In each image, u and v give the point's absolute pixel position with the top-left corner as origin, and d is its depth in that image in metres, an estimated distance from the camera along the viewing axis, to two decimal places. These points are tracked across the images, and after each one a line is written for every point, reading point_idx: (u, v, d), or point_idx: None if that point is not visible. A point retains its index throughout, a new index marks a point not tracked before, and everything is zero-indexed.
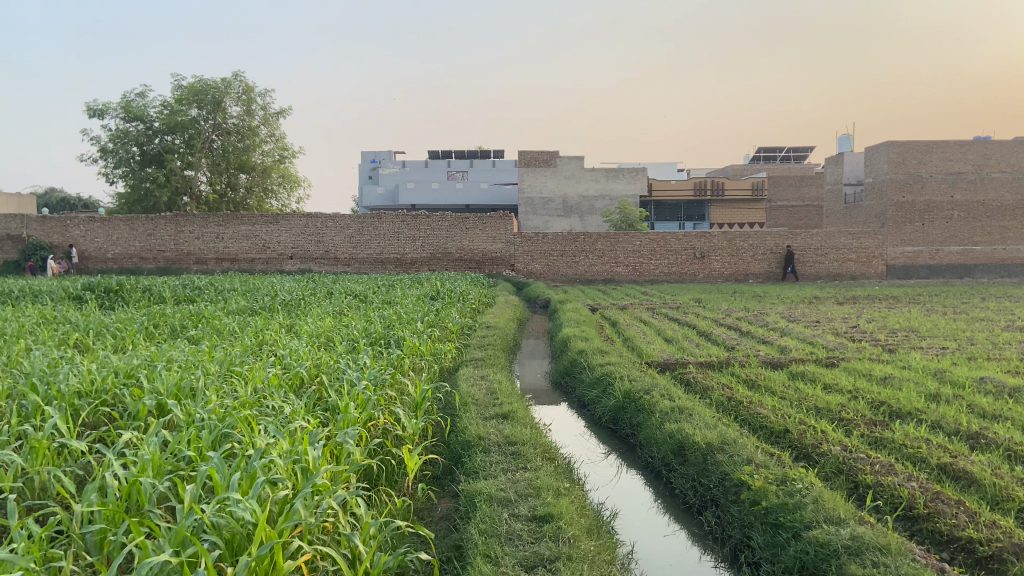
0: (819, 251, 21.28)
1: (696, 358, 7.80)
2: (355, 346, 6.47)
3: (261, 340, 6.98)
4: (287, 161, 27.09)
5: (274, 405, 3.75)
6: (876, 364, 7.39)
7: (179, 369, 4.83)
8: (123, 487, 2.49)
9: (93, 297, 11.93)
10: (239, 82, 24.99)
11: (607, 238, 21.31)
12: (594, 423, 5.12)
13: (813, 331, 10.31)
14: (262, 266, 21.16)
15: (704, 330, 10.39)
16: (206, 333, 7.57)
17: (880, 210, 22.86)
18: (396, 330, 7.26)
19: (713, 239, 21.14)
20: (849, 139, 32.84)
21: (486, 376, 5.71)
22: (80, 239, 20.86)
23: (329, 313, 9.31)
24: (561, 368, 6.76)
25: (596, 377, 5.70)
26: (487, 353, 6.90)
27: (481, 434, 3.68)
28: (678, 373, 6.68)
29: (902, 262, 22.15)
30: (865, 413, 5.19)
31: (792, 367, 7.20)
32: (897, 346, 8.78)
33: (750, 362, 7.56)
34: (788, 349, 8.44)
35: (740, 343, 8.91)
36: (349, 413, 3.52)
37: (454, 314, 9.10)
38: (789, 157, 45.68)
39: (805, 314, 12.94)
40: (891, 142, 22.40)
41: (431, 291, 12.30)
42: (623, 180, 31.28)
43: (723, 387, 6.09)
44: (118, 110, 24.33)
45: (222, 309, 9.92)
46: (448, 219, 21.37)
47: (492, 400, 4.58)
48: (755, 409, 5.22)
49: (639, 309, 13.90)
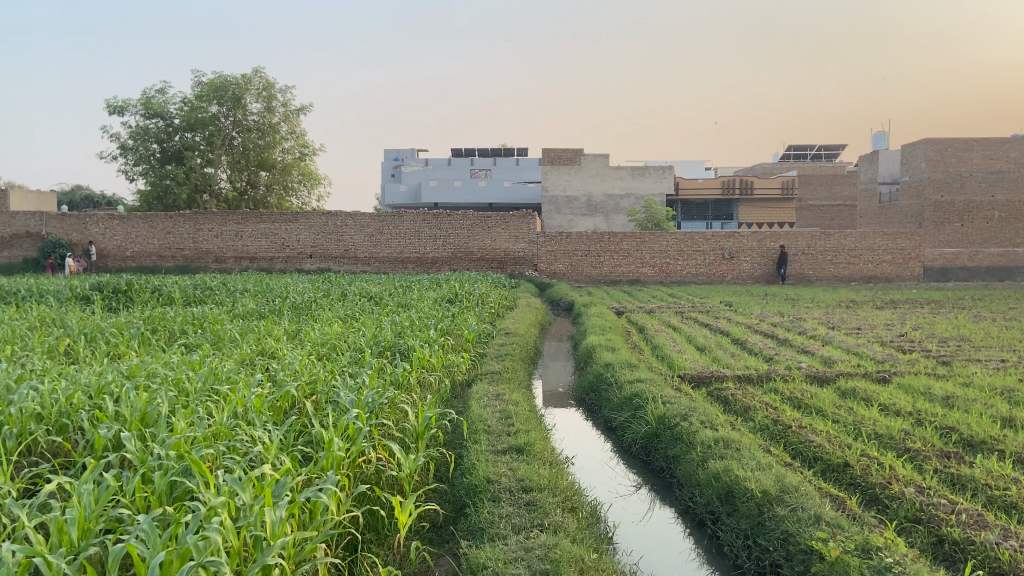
0: (853, 252, 20.46)
1: (732, 371, 7.14)
2: (359, 359, 5.92)
3: (261, 351, 6.45)
4: (308, 158, 26.70)
5: (251, 441, 3.23)
6: (932, 380, 6.69)
7: (157, 389, 4.32)
8: (23, 564, 1.99)
9: (101, 298, 11.55)
10: (259, 78, 24.64)
11: (632, 238, 20.64)
12: (623, 451, 4.52)
13: (855, 340, 9.60)
14: (281, 265, 20.75)
15: (738, 337, 9.75)
16: (205, 341, 7.10)
17: (917, 209, 21.93)
18: (406, 338, 6.74)
19: (743, 239, 20.36)
20: (884, 136, 31.74)
21: (501, 394, 5.12)
22: (99, 237, 20.59)
23: (338, 317, 8.77)
24: (585, 383, 6.15)
25: (625, 397, 5.08)
26: (505, 366, 6.33)
27: (489, 476, 3.12)
28: (715, 391, 6.06)
29: (940, 264, 21.21)
30: (934, 442, 4.53)
31: (840, 384, 6.51)
32: (951, 358, 8.04)
33: (793, 376, 6.88)
34: (832, 362, 7.75)
35: (779, 353, 8.24)
36: (332, 450, 2.98)
37: (471, 319, 8.52)
38: (820, 155, 44.55)
39: (845, 320, 12.19)
40: (929, 139, 21.44)
41: (449, 293, 11.74)
42: (650, 179, 30.55)
43: (768, 408, 5.44)
44: (138, 106, 24.08)
45: (228, 313, 9.43)
46: (469, 218, 20.84)
47: (507, 428, 4.00)
48: (807, 437, 4.58)
49: (667, 314, 13.26)
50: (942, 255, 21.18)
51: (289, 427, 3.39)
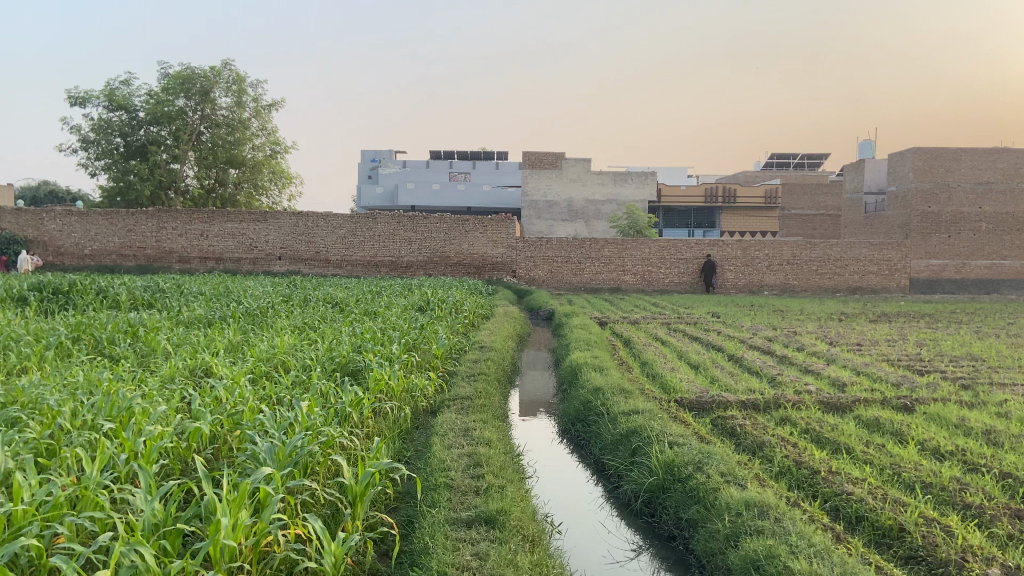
0: (839, 262, 19.83)
1: (734, 395, 6.29)
2: (303, 380, 5.00)
3: (190, 369, 5.51)
4: (279, 156, 25.66)
5: (111, 516, 2.35)
6: (961, 410, 5.89)
7: (28, 425, 3.42)
8: None
9: (37, 299, 10.48)
10: (229, 71, 23.59)
11: (614, 244, 19.84)
12: (617, 506, 3.67)
13: (861, 358, 8.83)
14: (248, 266, 19.69)
15: (733, 353, 8.95)
16: (132, 356, 6.12)
17: (904, 220, 21.39)
18: (365, 353, 5.83)
19: (727, 247, 19.68)
20: (868, 145, 31.28)
21: (470, 429, 4.19)
22: (56, 234, 19.36)
23: (294, 327, 7.82)
24: (570, 412, 5.27)
25: (620, 434, 4.22)
26: (479, 390, 5.45)
27: (446, 571, 2.27)
28: (722, 421, 5.23)
29: (926, 277, 20.67)
30: (998, 497, 3.72)
31: (859, 415, 5.71)
32: (971, 382, 7.24)
33: (804, 403, 6.05)
34: (843, 385, 6.93)
35: (781, 373, 7.42)
36: (217, 537, 2.11)
37: (442, 330, 7.62)
38: (802, 164, 44.22)
39: (842, 335, 11.44)
40: (917, 148, 20.88)
41: (420, 300, 10.85)
42: (632, 184, 29.93)
43: (787, 445, 4.61)
44: (101, 98, 22.86)
45: (171, 319, 8.43)
46: (446, 221, 19.93)
47: (473, 482, 3.13)
48: (844, 487, 3.77)
49: (653, 325, 12.45)
50: (928, 267, 20.67)
51: (170, 491, 2.52)
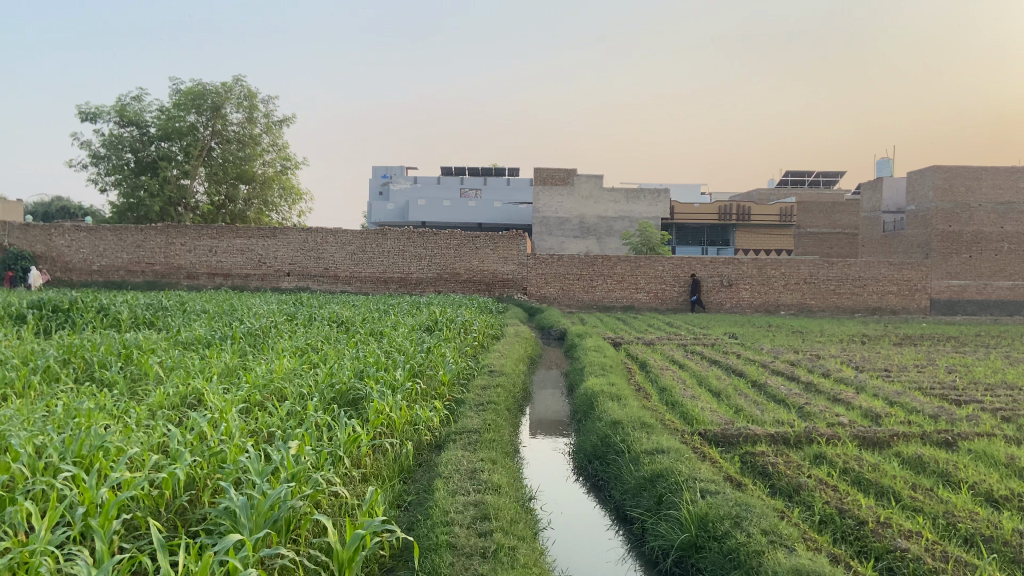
0: (858, 282, 19.32)
1: (762, 427, 5.87)
2: (298, 411, 4.64)
3: (180, 397, 5.16)
4: (289, 172, 25.50)
5: None
6: (1009, 447, 5.43)
7: None
8: None
9: (36, 318, 10.18)
10: (240, 87, 23.49)
11: (627, 261, 19.43)
12: (643, 565, 3.28)
13: (892, 386, 8.37)
14: (257, 283, 19.42)
15: (755, 379, 8.52)
16: (122, 381, 5.77)
17: (923, 240, 20.89)
18: (365, 380, 5.46)
19: (742, 266, 19.25)
20: (886, 164, 30.79)
21: (478, 470, 3.80)
22: (64, 249, 19.15)
23: (294, 349, 7.48)
24: (587, 447, 4.87)
25: (642, 477, 3.81)
26: (488, 422, 5.05)
27: None
28: (751, 460, 4.83)
29: (948, 298, 20.13)
30: None
31: (899, 452, 5.28)
32: (1013, 414, 6.77)
33: (838, 438, 5.62)
34: (877, 417, 6.50)
35: (810, 403, 6.96)
36: None
37: (449, 353, 7.24)
38: (817, 181, 43.73)
39: (867, 359, 10.96)
40: (937, 167, 20.41)
41: (428, 319, 10.48)
42: (644, 202, 29.60)
43: (828, 489, 4.21)
44: (112, 113, 22.78)
45: (169, 339, 8.09)
46: (457, 237, 19.63)
47: (480, 543, 2.75)
48: (898, 542, 3.36)
49: (668, 347, 12.04)
50: (949, 287, 20.14)
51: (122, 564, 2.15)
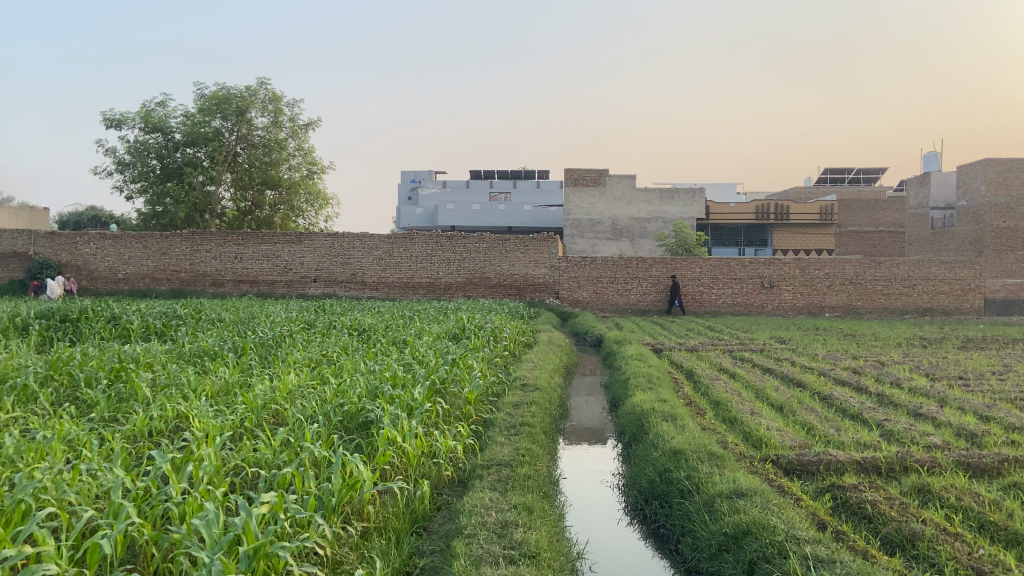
0: (909, 281, 18.13)
1: (844, 452, 4.96)
2: (294, 441, 3.88)
3: (162, 426, 4.40)
4: (315, 176, 24.96)
5: None
6: None
7: None
8: None
9: (42, 329, 9.59)
10: (264, 90, 22.99)
11: (663, 263, 18.47)
12: None
13: (975, 398, 7.36)
14: (282, 289, 18.85)
15: (819, 391, 7.56)
16: (103, 402, 5.03)
17: (978, 236, 19.61)
18: (376, 402, 4.65)
19: (785, 266, 18.19)
20: (934, 158, 29.33)
21: (511, 523, 3.01)
22: (88, 257, 18.76)
23: (307, 361, 6.73)
24: (642, 483, 4.04)
25: (723, 533, 3.02)
26: (523, 453, 4.24)
27: None
28: (843, 498, 3.94)
29: (1005, 298, 18.82)
30: None
31: (1015, 485, 4.33)
32: None
33: (938, 465, 4.67)
34: (971, 438, 5.54)
35: (890, 420, 6.01)
36: None
37: (477, 366, 6.43)
38: (858, 178, 42.22)
39: (936, 366, 9.87)
40: (991, 159, 19.13)
41: (455, 327, 9.70)
42: (679, 202, 28.58)
43: (953, 540, 3.32)
44: (137, 119, 22.41)
45: (174, 353, 7.39)
46: (486, 240, 18.85)
47: None
48: None
49: (714, 354, 11.12)
50: (1005, 286, 18.86)
51: None
